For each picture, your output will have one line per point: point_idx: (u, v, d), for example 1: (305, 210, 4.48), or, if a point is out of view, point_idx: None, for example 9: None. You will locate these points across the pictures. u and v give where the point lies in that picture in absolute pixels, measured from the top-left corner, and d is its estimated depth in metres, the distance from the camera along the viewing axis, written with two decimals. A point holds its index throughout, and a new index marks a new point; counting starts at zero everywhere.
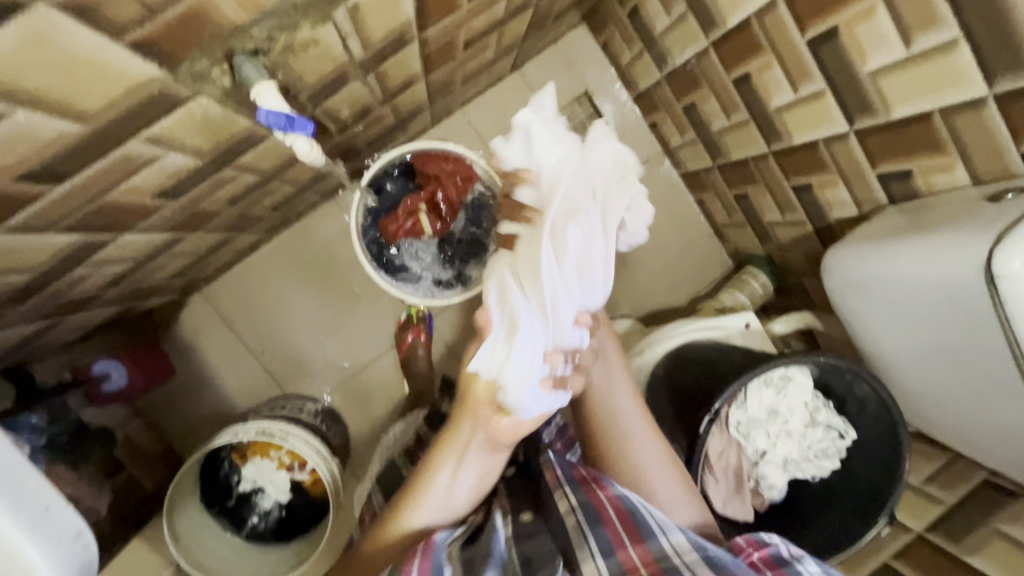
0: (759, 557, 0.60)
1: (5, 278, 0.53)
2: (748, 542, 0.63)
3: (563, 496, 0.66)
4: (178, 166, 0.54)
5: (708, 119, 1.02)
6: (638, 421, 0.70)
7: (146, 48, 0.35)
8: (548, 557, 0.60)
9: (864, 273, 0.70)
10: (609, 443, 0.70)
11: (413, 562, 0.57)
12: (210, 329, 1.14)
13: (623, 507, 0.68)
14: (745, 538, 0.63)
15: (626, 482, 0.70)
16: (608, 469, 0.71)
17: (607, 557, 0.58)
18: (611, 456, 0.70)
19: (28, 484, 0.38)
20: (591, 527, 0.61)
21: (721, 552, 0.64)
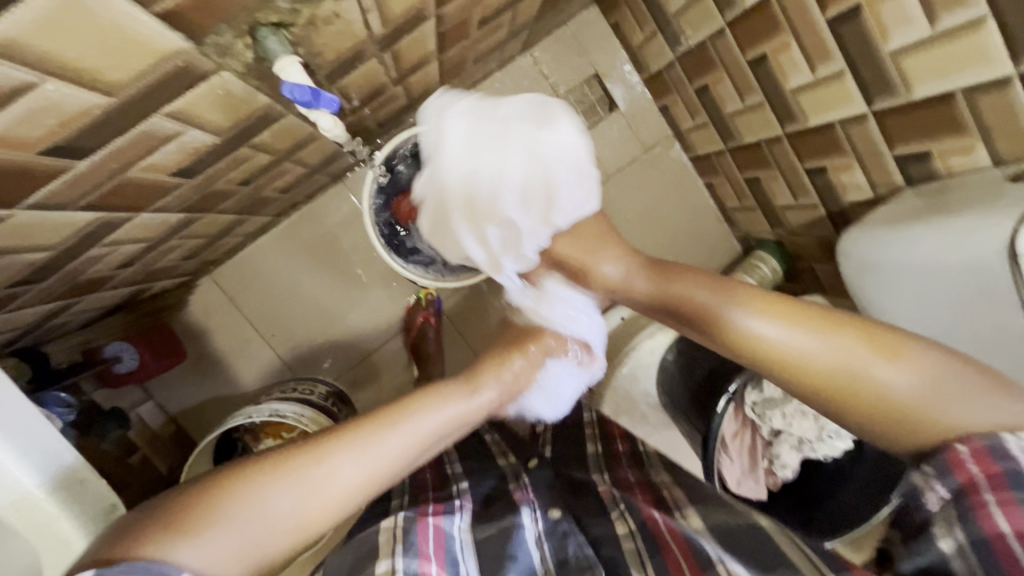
0: (983, 481, 0.46)
1: (25, 256, 0.53)
2: (973, 456, 0.47)
3: (621, 518, 0.64)
4: (197, 143, 0.54)
5: (721, 101, 1.02)
6: (776, 332, 0.59)
7: (175, 18, 0.35)
8: (583, 561, 0.61)
9: (881, 257, 0.70)
10: (772, 365, 0.59)
11: (430, 547, 0.58)
12: (219, 312, 1.15)
13: (907, 425, 0.53)
14: (969, 449, 0.48)
15: (842, 402, 0.56)
16: (824, 404, 0.57)
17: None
18: (779, 372, 0.59)
19: (61, 459, 0.40)
20: (650, 557, 0.57)
21: (935, 467, 0.49)
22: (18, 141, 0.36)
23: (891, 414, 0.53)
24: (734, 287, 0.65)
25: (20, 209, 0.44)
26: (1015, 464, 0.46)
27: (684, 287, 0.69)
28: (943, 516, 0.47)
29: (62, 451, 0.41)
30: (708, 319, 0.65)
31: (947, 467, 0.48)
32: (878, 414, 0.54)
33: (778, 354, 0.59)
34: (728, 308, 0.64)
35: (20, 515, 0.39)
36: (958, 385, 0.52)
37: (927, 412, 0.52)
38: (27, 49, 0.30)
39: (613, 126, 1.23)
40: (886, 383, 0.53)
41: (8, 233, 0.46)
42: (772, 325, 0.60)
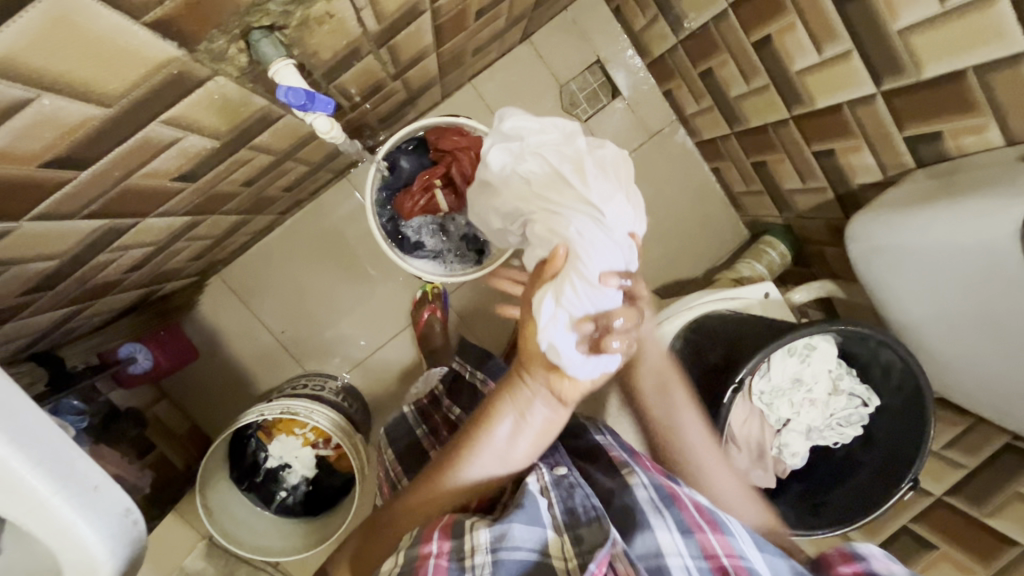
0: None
1: (34, 265, 0.53)
2: (840, 556, 0.58)
3: (631, 472, 0.64)
4: (197, 148, 0.54)
5: (725, 84, 1.00)
6: (689, 420, 0.72)
7: (166, 27, 0.35)
8: (590, 510, 0.58)
9: (890, 241, 0.69)
10: (682, 457, 0.72)
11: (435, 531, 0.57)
12: (229, 311, 1.16)
13: (704, 483, 0.70)
14: (838, 553, 0.58)
15: (686, 468, 0.72)
16: (670, 458, 0.73)
17: (685, 536, 0.57)
18: (657, 416, 0.75)
19: (76, 464, 0.39)
20: (666, 507, 0.60)
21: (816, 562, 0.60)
22: (18, 155, 0.36)
23: (700, 478, 0.70)
24: (676, 376, 0.76)
25: (27, 221, 0.45)
26: (868, 556, 0.56)
27: (635, 358, 0.75)
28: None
29: (77, 457, 0.40)
30: (660, 390, 0.75)
31: (823, 565, 0.59)
32: (702, 478, 0.70)
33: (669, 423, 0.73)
34: (662, 405, 0.74)
35: (38, 523, 0.38)
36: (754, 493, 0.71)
37: (701, 479, 0.70)
38: (20, 66, 0.30)
39: (617, 113, 1.21)
40: (676, 428, 0.74)
41: (15, 244, 0.47)
42: (682, 398, 0.74)
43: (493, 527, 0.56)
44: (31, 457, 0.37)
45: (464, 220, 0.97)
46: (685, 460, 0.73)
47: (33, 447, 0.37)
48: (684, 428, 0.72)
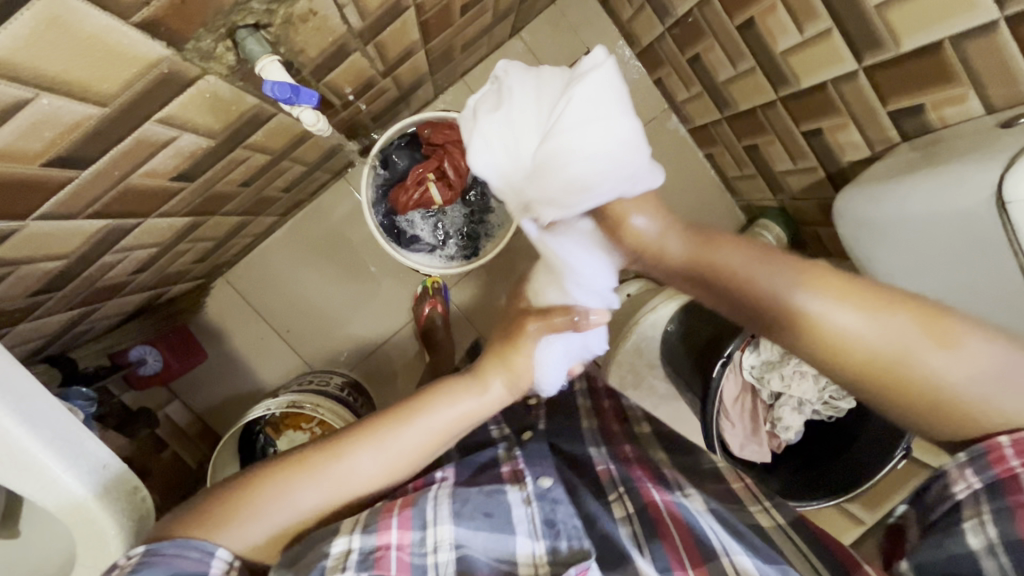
0: (1022, 472, 0.51)
1: (42, 265, 0.56)
2: (1014, 449, 0.52)
3: (618, 501, 0.67)
4: (192, 147, 0.56)
5: (713, 69, 1.00)
6: (890, 326, 0.53)
7: (153, 27, 0.37)
8: (571, 529, 0.60)
9: (876, 213, 0.70)
10: (890, 363, 0.53)
11: (393, 516, 0.58)
12: (234, 312, 1.19)
13: (960, 412, 0.54)
14: (1009, 441, 0.52)
15: (923, 396, 0.54)
16: (881, 385, 0.55)
17: (662, 574, 0.59)
18: (802, 337, 0.56)
19: (85, 445, 0.41)
20: (647, 540, 0.62)
21: (969, 456, 0.54)
22: (20, 154, 0.38)
23: (968, 400, 0.53)
24: (819, 273, 0.56)
25: (32, 220, 0.47)
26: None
27: (731, 269, 0.59)
28: (974, 510, 0.53)
29: (84, 439, 0.42)
30: (786, 311, 0.56)
31: (985, 461, 0.53)
32: (946, 400, 0.54)
33: (835, 337, 0.54)
34: (846, 305, 0.54)
35: (50, 500, 0.40)
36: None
37: (979, 403, 0.53)
38: (16, 67, 0.32)
39: None
40: (897, 346, 0.53)
41: (23, 244, 0.50)
42: (854, 316, 0.54)
43: (458, 526, 0.58)
44: (42, 438, 0.39)
45: (457, 213, 0.99)
46: (860, 379, 0.56)
47: (43, 428, 0.39)
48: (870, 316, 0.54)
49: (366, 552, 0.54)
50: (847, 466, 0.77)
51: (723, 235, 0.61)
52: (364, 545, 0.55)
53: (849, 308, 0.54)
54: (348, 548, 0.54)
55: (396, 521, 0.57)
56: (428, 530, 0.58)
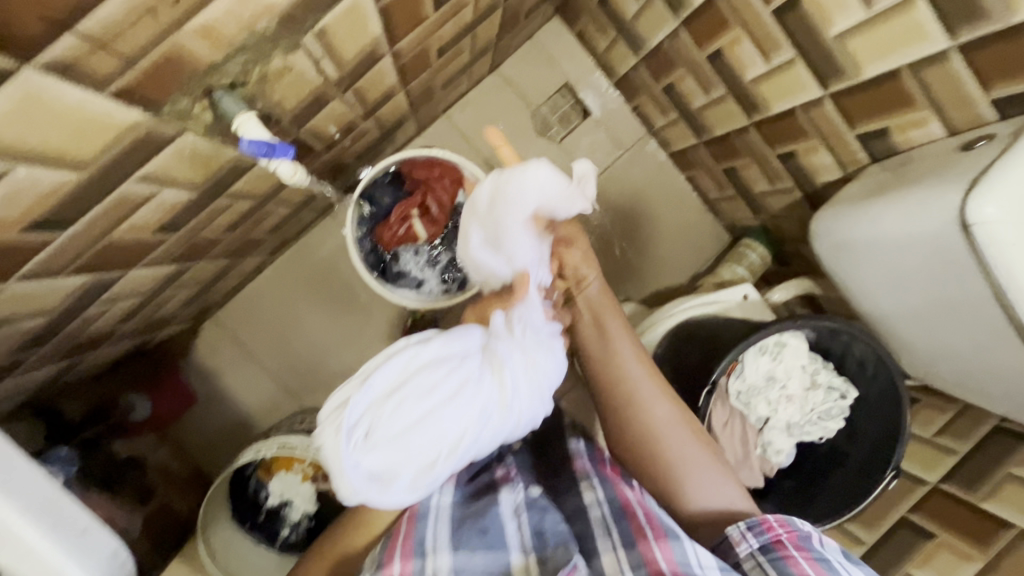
0: (788, 539, 0.58)
1: (23, 323, 0.56)
2: (779, 523, 0.59)
3: (589, 485, 0.65)
4: (174, 200, 0.57)
5: (687, 97, 1.03)
6: (666, 412, 0.66)
7: (129, 95, 0.38)
8: (557, 536, 0.60)
9: (850, 232, 0.72)
10: (659, 454, 0.66)
11: (396, 547, 0.58)
12: (223, 352, 1.18)
13: (710, 503, 0.65)
14: (775, 517, 0.60)
15: (666, 472, 0.66)
16: (656, 468, 0.66)
17: (629, 550, 0.58)
18: (618, 404, 0.67)
19: (65, 509, 0.41)
20: (615, 523, 0.60)
21: (747, 524, 0.60)
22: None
23: (689, 475, 0.65)
24: (626, 335, 0.70)
25: (12, 281, 0.47)
26: (804, 529, 0.59)
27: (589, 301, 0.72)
28: (752, 561, 0.58)
29: (64, 502, 0.41)
30: (615, 388, 0.68)
31: (761, 529, 0.59)
32: (682, 481, 0.65)
33: (650, 419, 0.66)
34: (644, 382, 0.67)
35: None
36: (719, 471, 0.66)
37: (702, 488, 0.65)
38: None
39: (589, 133, 1.25)
40: (697, 463, 0.65)
41: (4, 305, 0.50)
42: (668, 413, 0.66)
43: (456, 553, 0.58)
44: (22, 503, 0.39)
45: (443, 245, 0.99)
46: (643, 460, 0.67)
47: (20, 495, 0.39)
48: (651, 405, 0.66)
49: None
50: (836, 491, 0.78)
51: (620, 319, 0.71)
52: None
53: (639, 401, 0.67)
54: None
55: (399, 552, 0.58)
56: (428, 558, 0.58)
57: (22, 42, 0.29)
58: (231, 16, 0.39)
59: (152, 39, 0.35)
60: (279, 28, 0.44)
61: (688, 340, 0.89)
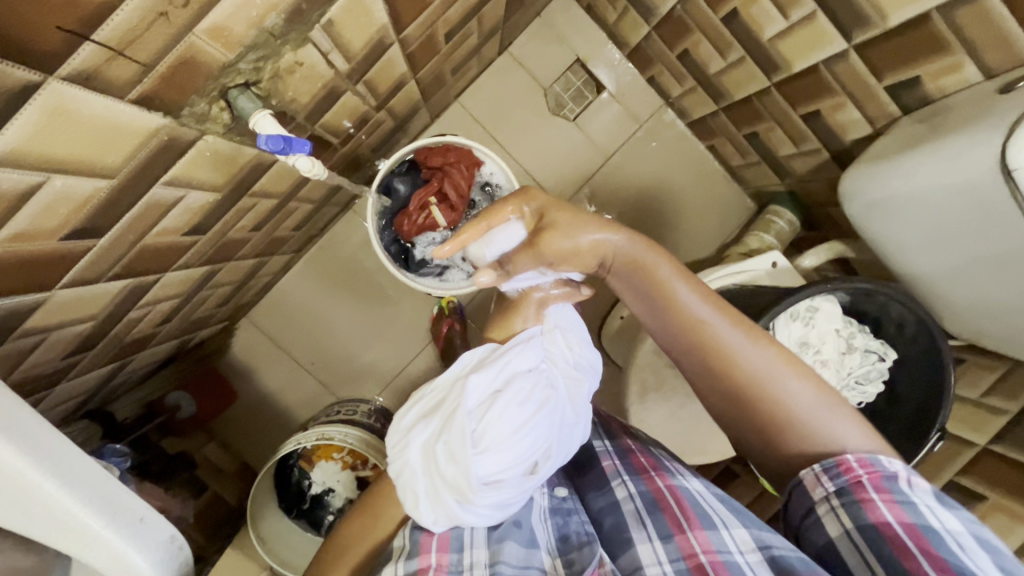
0: (868, 480, 0.52)
1: (70, 329, 0.59)
2: (861, 465, 0.53)
3: (621, 484, 0.64)
4: (200, 202, 0.58)
5: (703, 62, 1.00)
6: (757, 353, 0.58)
7: (149, 100, 0.39)
8: (582, 535, 0.61)
9: (884, 188, 0.70)
10: (760, 404, 0.58)
11: (433, 536, 0.58)
12: (258, 350, 1.22)
13: (816, 434, 0.56)
14: (856, 457, 0.53)
15: (778, 424, 0.57)
16: (754, 418, 0.58)
17: (665, 541, 0.56)
18: (705, 360, 0.60)
19: (123, 500, 0.44)
20: (649, 515, 0.59)
21: (822, 467, 0.54)
22: (40, 231, 0.41)
23: (804, 424, 0.56)
24: (701, 290, 0.63)
25: (58, 289, 0.50)
26: (891, 469, 0.53)
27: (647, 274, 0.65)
28: (826, 505, 0.54)
29: (119, 491, 0.44)
30: (697, 347, 0.61)
31: (839, 471, 0.53)
32: (800, 431, 0.56)
33: (741, 373, 0.58)
34: (725, 333, 0.60)
35: (94, 554, 0.42)
36: (836, 408, 0.57)
37: (824, 429, 0.56)
38: (25, 155, 0.34)
39: (604, 109, 1.23)
40: (809, 404, 0.56)
41: (52, 312, 0.52)
42: (736, 337, 0.59)
43: (491, 547, 0.59)
44: (82, 496, 0.41)
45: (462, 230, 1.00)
46: (737, 411, 0.60)
47: (82, 488, 0.41)
48: (739, 356, 0.59)
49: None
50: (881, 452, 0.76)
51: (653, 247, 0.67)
52: (408, 570, 0.55)
53: (723, 354, 0.59)
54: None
55: (434, 542, 0.58)
56: (466, 552, 0.58)
57: (45, 54, 0.30)
58: (240, 14, 0.39)
59: (166, 44, 0.36)
60: (287, 23, 0.45)
61: None
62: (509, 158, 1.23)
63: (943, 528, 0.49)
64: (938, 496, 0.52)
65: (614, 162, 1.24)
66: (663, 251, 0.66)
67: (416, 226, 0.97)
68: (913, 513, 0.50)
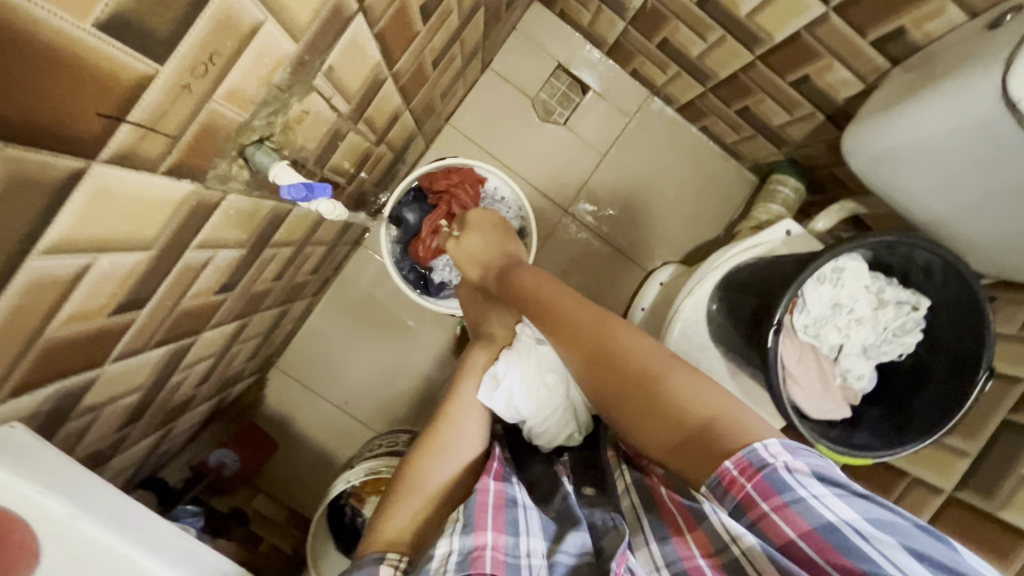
0: (754, 491, 0.49)
1: (121, 402, 0.60)
2: (740, 470, 0.50)
3: (621, 478, 0.66)
4: (227, 260, 0.60)
5: (684, 48, 1.01)
6: (627, 335, 0.67)
7: (178, 170, 0.41)
8: (609, 520, 0.59)
9: (888, 140, 0.70)
10: (617, 381, 0.64)
11: (489, 516, 0.56)
12: (293, 397, 1.23)
13: (664, 405, 0.59)
14: (736, 462, 0.51)
15: (637, 396, 0.62)
16: (618, 395, 0.63)
17: (663, 543, 0.54)
18: (565, 345, 0.70)
19: (205, 558, 0.48)
20: (646, 513, 0.58)
21: (709, 488, 0.52)
22: (90, 310, 0.43)
23: (655, 395, 0.60)
24: (567, 290, 0.74)
25: (108, 364, 0.51)
26: (768, 461, 0.50)
27: (522, 284, 0.78)
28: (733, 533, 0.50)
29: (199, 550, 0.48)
30: (557, 334, 0.71)
31: (723, 486, 0.51)
32: (653, 406, 0.60)
33: (590, 353, 0.67)
34: (579, 323, 0.70)
35: None
36: (692, 380, 0.60)
37: (672, 401, 0.59)
38: (77, 239, 0.36)
39: (592, 108, 1.24)
40: (653, 375, 0.62)
41: (104, 387, 0.54)
42: (585, 323, 0.69)
43: (547, 540, 0.57)
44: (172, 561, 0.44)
45: None
46: (603, 392, 0.65)
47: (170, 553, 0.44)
48: (588, 341, 0.68)
49: (464, 552, 0.53)
50: (931, 403, 0.75)
51: (518, 268, 0.81)
52: (462, 547, 0.53)
53: (572, 340, 0.69)
54: (449, 550, 0.54)
55: (491, 522, 0.56)
56: (521, 538, 0.56)
57: (85, 141, 0.31)
58: (251, 75, 0.41)
59: (190, 114, 0.38)
60: (293, 76, 0.47)
61: (737, 287, 0.88)
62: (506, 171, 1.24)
63: (841, 523, 0.45)
64: (827, 480, 0.49)
65: (610, 159, 1.25)
66: (530, 268, 0.81)
67: (430, 249, 0.98)
68: (812, 518, 0.46)
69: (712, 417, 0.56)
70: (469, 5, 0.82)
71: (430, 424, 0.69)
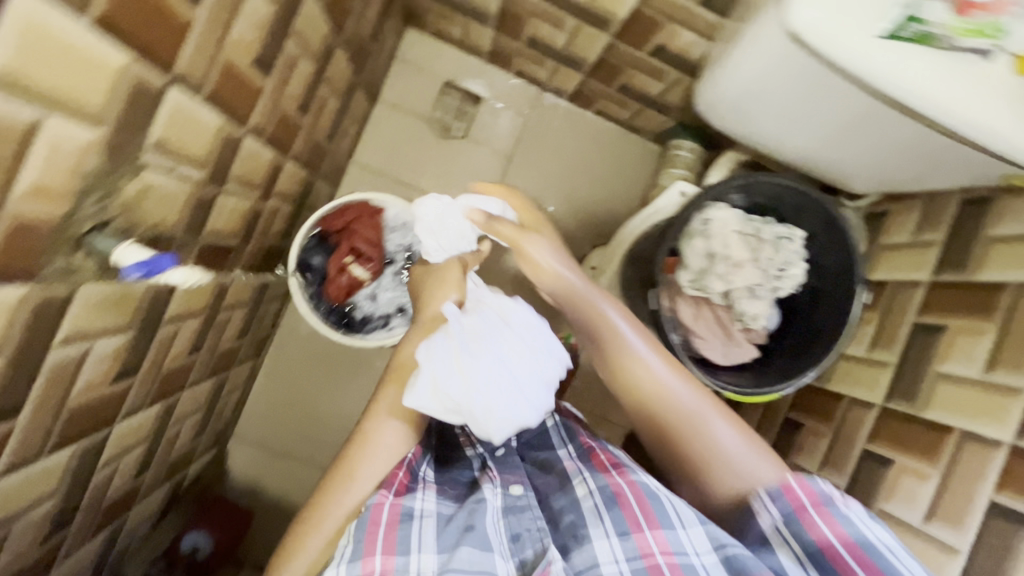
0: (807, 500, 0.57)
1: (35, 512, 0.55)
2: (808, 496, 0.58)
3: (581, 481, 0.65)
4: (111, 347, 0.55)
5: (550, 40, 1.01)
6: (693, 397, 0.65)
7: (50, 54, 0.36)
8: (535, 536, 0.61)
9: (732, 79, 0.77)
10: (686, 441, 0.65)
11: (376, 548, 0.56)
12: (270, 469, 1.08)
13: (733, 477, 0.62)
14: (797, 480, 0.59)
15: (709, 469, 0.64)
16: (684, 457, 0.65)
17: (623, 538, 0.59)
18: (637, 401, 0.67)
19: None
20: (608, 511, 0.61)
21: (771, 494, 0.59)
22: None
23: (724, 460, 0.63)
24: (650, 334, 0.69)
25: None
26: (827, 490, 0.58)
27: (588, 318, 0.71)
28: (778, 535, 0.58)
29: None
30: (616, 377, 0.69)
31: (783, 494, 0.59)
32: (715, 467, 0.63)
33: (653, 412, 0.66)
34: (648, 368, 0.67)
35: None
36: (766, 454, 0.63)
37: (744, 473, 0.62)
38: None
39: (502, 122, 1.20)
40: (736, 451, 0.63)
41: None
42: (660, 377, 0.67)
43: (440, 555, 0.57)
44: None
45: (390, 280, 0.95)
46: (659, 445, 0.67)
47: None
48: (674, 398, 0.65)
49: None
50: (829, 309, 0.84)
51: (607, 299, 0.71)
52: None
53: (656, 401, 0.66)
54: None
55: (378, 546, 0.56)
56: (412, 559, 0.57)
57: None
58: (52, 43, 0.36)
59: None
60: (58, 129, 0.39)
61: None
62: (454, 192, 1.19)
63: (879, 540, 0.55)
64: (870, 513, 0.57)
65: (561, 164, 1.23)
66: (609, 298, 0.72)
67: (342, 291, 0.92)
68: (849, 528, 0.55)
69: (778, 483, 0.61)
70: (320, 46, 0.75)
71: (344, 448, 0.64)
